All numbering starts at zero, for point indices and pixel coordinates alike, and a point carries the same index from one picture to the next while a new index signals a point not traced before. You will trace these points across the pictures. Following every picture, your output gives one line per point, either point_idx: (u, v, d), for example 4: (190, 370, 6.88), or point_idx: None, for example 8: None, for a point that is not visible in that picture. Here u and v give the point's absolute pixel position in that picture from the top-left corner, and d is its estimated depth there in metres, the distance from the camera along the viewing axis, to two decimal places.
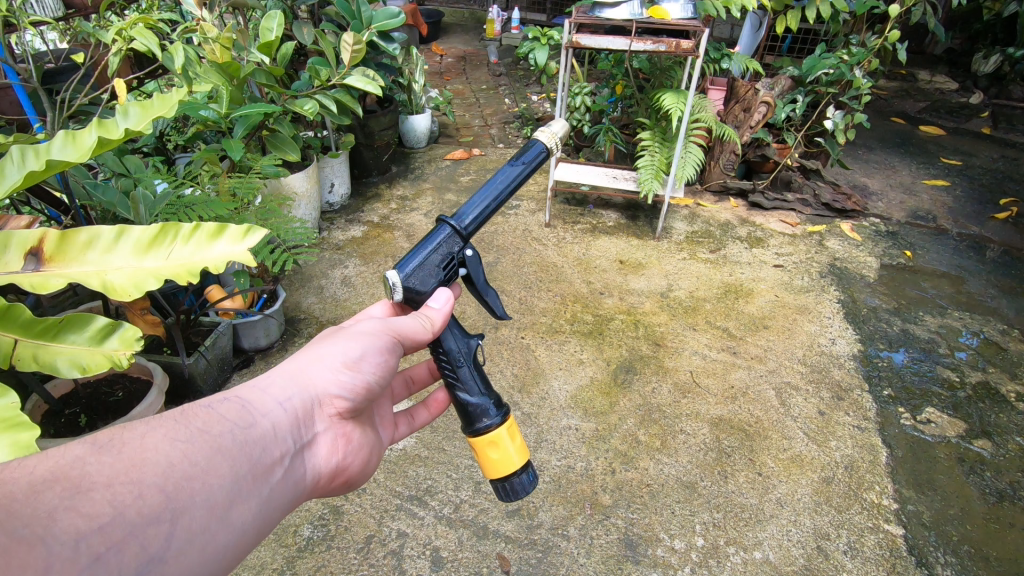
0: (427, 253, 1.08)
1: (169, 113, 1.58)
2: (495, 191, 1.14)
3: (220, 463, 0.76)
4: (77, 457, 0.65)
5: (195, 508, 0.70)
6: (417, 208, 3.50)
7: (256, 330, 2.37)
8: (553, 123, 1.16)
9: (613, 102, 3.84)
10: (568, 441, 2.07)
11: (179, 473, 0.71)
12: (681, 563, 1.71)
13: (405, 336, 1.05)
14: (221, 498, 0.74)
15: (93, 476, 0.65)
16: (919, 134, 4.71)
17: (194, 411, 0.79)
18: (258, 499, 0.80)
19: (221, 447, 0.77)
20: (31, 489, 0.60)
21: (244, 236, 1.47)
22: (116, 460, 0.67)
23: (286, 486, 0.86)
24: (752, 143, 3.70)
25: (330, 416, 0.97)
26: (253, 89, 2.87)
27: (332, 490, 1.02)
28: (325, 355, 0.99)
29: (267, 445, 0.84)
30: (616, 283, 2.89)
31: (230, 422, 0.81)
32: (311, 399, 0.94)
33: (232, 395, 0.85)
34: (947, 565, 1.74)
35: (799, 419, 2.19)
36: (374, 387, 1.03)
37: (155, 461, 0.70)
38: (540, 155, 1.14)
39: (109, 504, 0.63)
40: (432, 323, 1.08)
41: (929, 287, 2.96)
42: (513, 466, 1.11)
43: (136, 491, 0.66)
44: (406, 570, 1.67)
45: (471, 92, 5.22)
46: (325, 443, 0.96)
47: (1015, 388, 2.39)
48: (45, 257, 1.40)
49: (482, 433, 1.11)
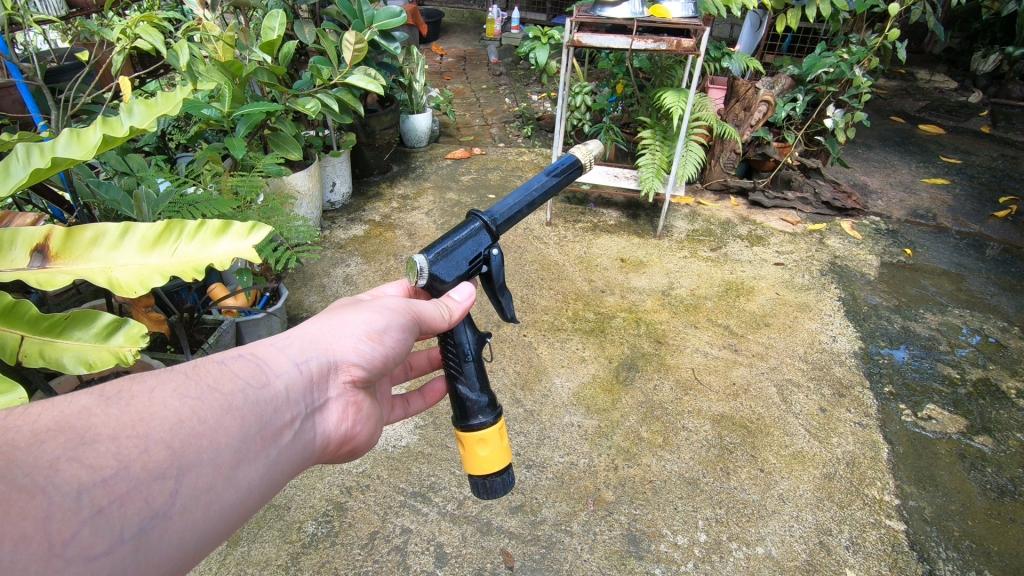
0: (457, 243, 1.08)
1: (174, 112, 1.59)
2: (529, 195, 1.14)
3: (229, 423, 0.76)
4: (82, 407, 0.66)
5: (201, 465, 0.71)
6: (418, 206, 3.51)
7: (259, 328, 2.38)
8: (589, 143, 1.21)
9: (613, 101, 3.85)
10: (571, 438, 2.07)
11: (187, 431, 0.71)
12: (684, 558, 1.71)
13: (424, 319, 1.08)
14: (228, 457, 0.74)
15: (99, 429, 0.65)
16: (918, 132, 4.72)
17: (207, 367, 0.79)
18: (266, 462, 0.80)
19: (232, 406, 0.77)
20: (34, 438, 0.61)
21: (249, 233, 1.49)
22: (123, 412, 0.68)
23: (294, 449, 0.86)
24: (753, 142, 3.71)
25: (345, 383, 0.97)
26: (255, 88, 2.88)
27: (338, 458, 1.02)
28: (347, 322, 0.99)
29: (279, 407, 0.84)
30: (617, 281, 2.90)
31: (243, 381, 0.81)
32: (329, 364, 0.94)
33: (248, 354, 0.86)
34: (949, 560, 1.75)
35: (800, 416, 2.20)
36: (390, 360, 1.03)
37: (163, 417, 0.70)
38: (572, 168, 1.18)
39: (113, 457, 0.64)
40: (450, 313, 1.11)
41: (930, 285, 2.97)
42: (497, 466, 1.13)
43: (141, 445, 0.67)
44: (410, 566, 1.68)
45: (471, 92, 5.23)
46: (337, 409, 0.95)
47: (1016, 384, 2.40)
48: (51, 254, 1.41)
49: (472, 428, 1.13)
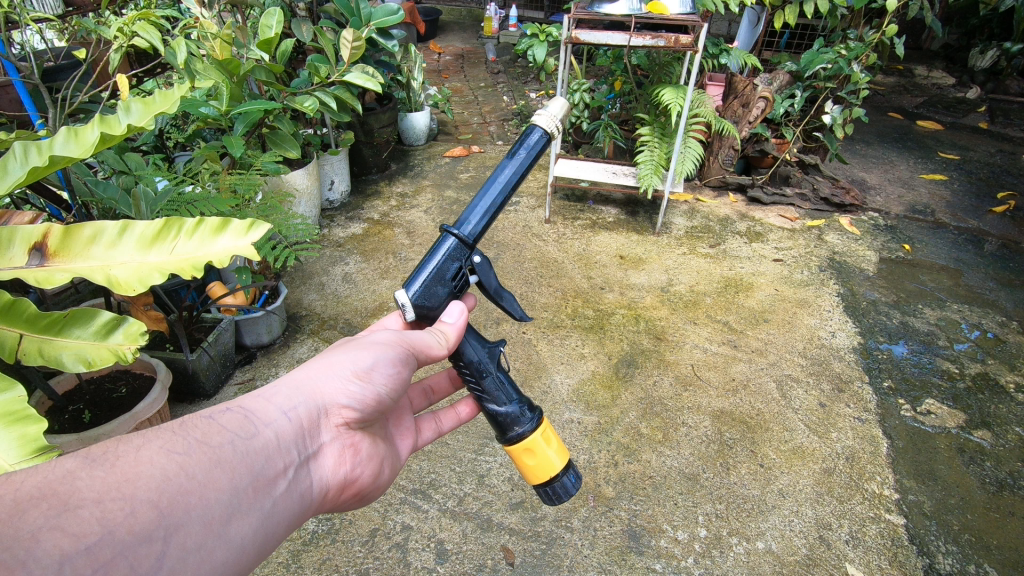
0: (433, 267, 1.08)
1: (172, 109, 1.58)
2: (495, 193, 1.10)
3: (219, 476, 0.76)
4: (66, 472, 0.65)
5: (190, 523, 0.70)
6: (417, 204, 3.51)
7: (258, 326, 2.37)
8: (552, 102, 1.08)
9: (612, 98, 3.84)
10: (571, 434, 2.07)
11: (175, 488, 0.71)
12: (684, 553, 1.72)
13: (419, 349, 1.05)
14: (219, 512, 0.75)
15: (83, 493, 0.65)
16: (917, 129, 4.72)
17: (195, 422, 0.80)
18: (260, 514, 0.80)
19: (221, 459, 0.78)
20: (15, 507, 0.60)
21: (248, 230, 1.48)
22: (108, 474, 0.68)
23: (291, 499, 0.87)
24: (752, 138, 3.73)
25: (338, 426, 0.98)
26: (253, 86, 2.88)
27: (344, 503, 1.03)
28: (335, 363, 0.99)
29: (271, 456, 0.85)
30: (616, 278, 2.90)
31: (231, 433, 0.82)
32: (319, 408, 0.95)
33: (235, 406, 0.86)
34: (948, 554, 1.75)
35: (800, 411, 2.21)
36: (384, 397, 1.04)
37: (149, 476, 0.70)
38: (540, 141, 1.09)
39: (98, 523, 0.63)
40: (447, 338, 1.08)
41: (929, 281, 2.98)
42: (553, 468, 1.11)
43: (127, 507, 0.66)
44: (411, 563, 1.68)
45: (469, 90, 5.23)
46: (333, 454, 0.96)
47: (1015, 379, 2.40)
48: (49, 252, 1.41)
49: (517, 440, 1.11)
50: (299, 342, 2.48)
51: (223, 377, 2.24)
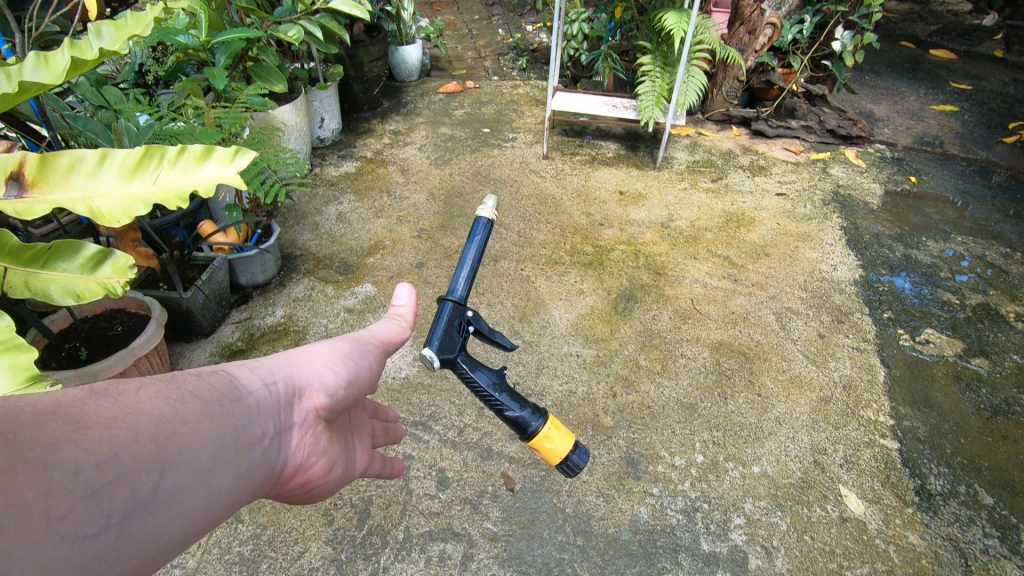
0: (437, 337, 1.00)
1: (146, 33, 1.49)
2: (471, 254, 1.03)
3: (209, 427, 0.66)
4: (72, 397, 0.56)
5: (184, 467, 0.61)
6: (411, 142, 3.41)
7: (253, 265, 2.34)
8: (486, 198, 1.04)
9: (612, 27, 3.64)
10: (570, 366, 2.08)
11: (170, 428, 0.62)
12: (681, 478, 1.75)
13: (383, 340, 0.97)
14: (206, 463, 0.64)
15: (91, 418, 0.56)
16: (929, 58, 4.54)
17: (184, 375, 0.69)
18: (239, 485, 0.69)
19: (211, 411, 0.68)
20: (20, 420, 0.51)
21: (233, 158, 1.43)
22: (111, 405, 0.58)
23: (261, 479, 0.74)
24: (757, 68, 3.57)
25: (310, 410, 0.86)
26: (234, 16, 2.73)
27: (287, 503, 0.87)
28: (310, 349, 0.90)
29: (252, 419, 0.74)
30: (616, 214, 2.85)
31: (220, 392, 0.72)
32: (296, 387, 0.84)
33: (219, 369, 0.75)
34: (939, 475, 1.79)
35: (799, 341, 2.21)
36: (354, 391, 0.93)
37: (150, 413, 0.61)
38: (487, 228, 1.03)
39: (105, 442, 0.55)
40: (403, 321, 1.00)
41: (933, 213, 2.92)
42: (565, 448, 1.04)
43: (129, 437, 0.57)
44: (413, 490, 1.72)
45: (463, 23, 5.00)
46: (301, 441, 0.83)
47: (1015, 309, 2.39)
48: (27, 182, 1.34)
49: (534, 434, 1.03)
50: (296, 282, 2.46)
51: (220, 317, 2.24)
